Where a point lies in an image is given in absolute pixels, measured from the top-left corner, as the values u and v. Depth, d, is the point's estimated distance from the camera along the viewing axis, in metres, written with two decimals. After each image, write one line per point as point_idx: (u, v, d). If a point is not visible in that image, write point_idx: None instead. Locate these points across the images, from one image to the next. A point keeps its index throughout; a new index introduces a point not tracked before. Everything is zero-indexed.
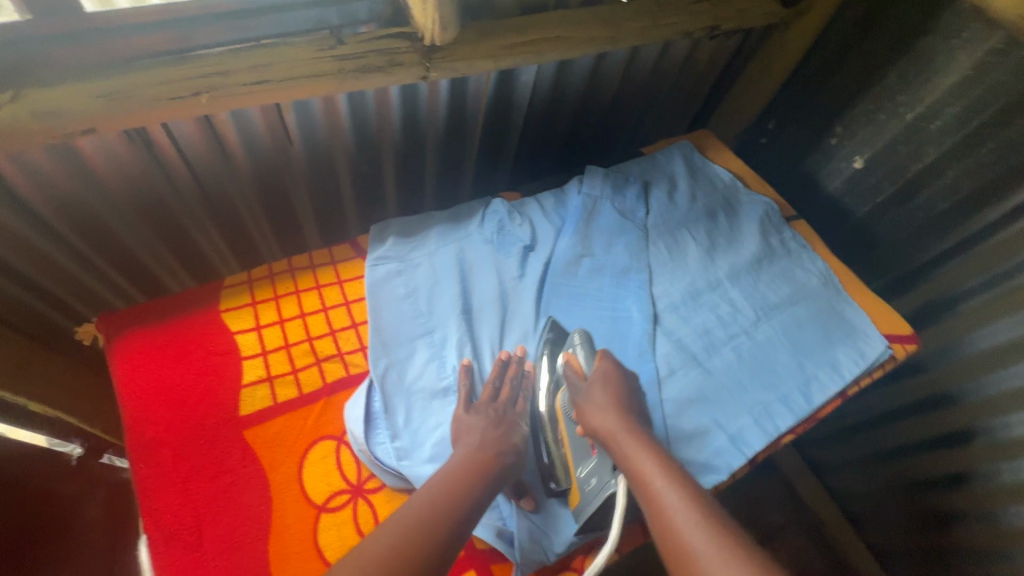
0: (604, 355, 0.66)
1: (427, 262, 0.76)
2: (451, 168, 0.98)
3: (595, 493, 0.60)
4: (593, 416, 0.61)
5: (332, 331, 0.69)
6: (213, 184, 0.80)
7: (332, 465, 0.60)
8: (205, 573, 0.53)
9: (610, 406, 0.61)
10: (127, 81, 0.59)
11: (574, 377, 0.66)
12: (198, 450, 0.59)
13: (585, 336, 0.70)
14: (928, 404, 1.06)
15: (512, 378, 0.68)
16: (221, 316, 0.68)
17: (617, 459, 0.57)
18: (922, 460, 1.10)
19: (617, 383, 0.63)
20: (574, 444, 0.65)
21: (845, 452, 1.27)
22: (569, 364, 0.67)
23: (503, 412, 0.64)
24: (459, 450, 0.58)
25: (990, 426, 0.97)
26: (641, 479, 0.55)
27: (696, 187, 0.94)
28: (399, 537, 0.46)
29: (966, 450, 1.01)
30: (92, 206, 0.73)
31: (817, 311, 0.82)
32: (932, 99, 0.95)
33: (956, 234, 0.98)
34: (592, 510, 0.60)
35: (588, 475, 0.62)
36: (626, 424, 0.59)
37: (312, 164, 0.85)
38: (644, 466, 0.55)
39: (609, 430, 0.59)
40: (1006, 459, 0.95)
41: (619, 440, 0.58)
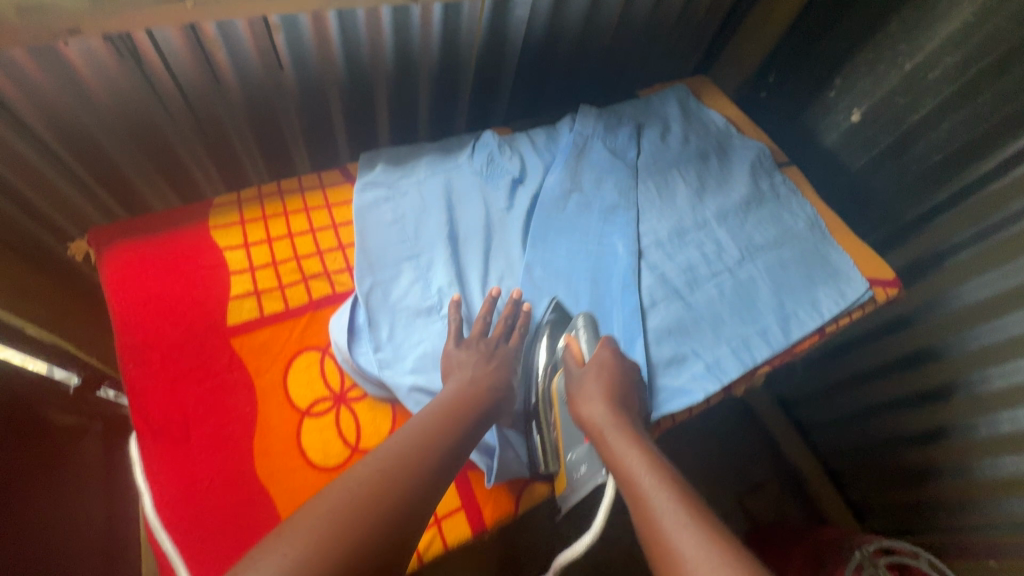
0: (605, 343, 0.66)
1: (415, 189, 0.76)
2: (445, 105, 0.98)
3: (584, 481, 0.62)
4: (583, 408, 0.62)
5: (319, 252, 0.70)
6: (204, 108, 0.79)
7: (317, 374, 0.62)
8: (192, 465, 0.55)
9: (600, 397, 0.61)
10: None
11: (572, 362, 0.66)
12: (186, 355, 0.60)
13: (591, 322, 0.70)
14: (911, 360, 1.08)
15: (506, 317, 0.68)
16: (209, 234, 0.69)
17: (603, 454, 0.57)
18: (904, 416, 1.12)
19: (611, 375, 0.63)
20: (567, 429, 0.65)
21: (827, 407, 1.30)
22: (569, 349, 0.67)
23: (492, 348, 0.64)
24: (451, 383, 0.59)
25: (969, 381, 0.99)
26: (625, 472, 0.54)
27: (689, 129, 0.94)
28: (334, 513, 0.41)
29: (946, 404, 1.03)
30: (80, 121, 0.73)
31: (802, 253, 0.83)
32: (932, 47, 0.93)
33: (949, 187, 0.98)
34: (578, 497, 0.63)
35: (578, 463, 0.64)
36: (616, 417, 0.59)
37: (304, 92, 0.84)
38: (628, 460, 0.55)
39: (597, 423, 0.59)
40: (985, 413, 0.98)
41: (606, 433, 0.58)
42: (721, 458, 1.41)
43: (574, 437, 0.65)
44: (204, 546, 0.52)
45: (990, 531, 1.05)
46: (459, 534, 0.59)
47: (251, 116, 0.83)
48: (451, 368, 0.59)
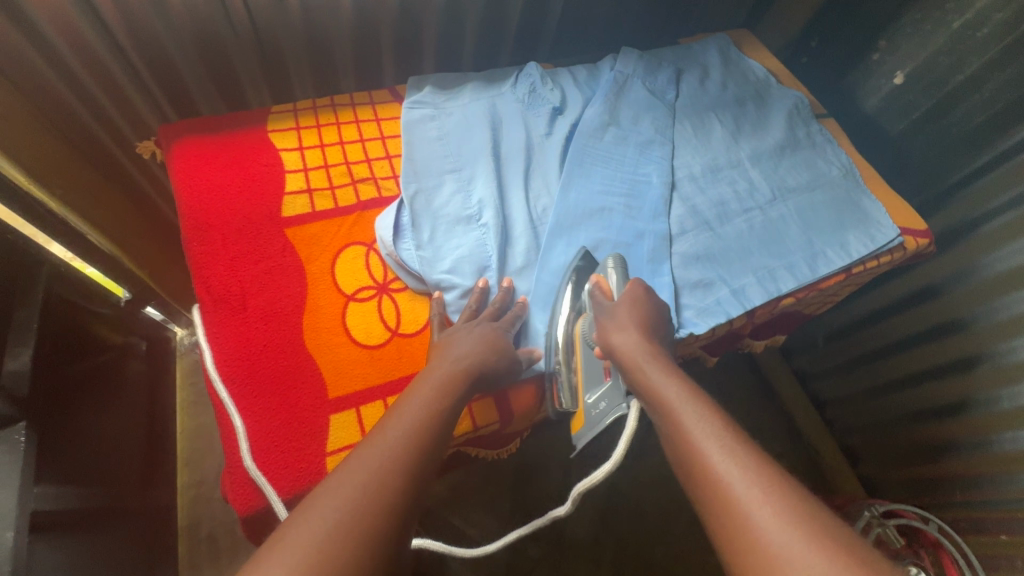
0: (637, 281, 0.64)
1: (460, 110, 0.80)
2: (488, 44, 1.01)
3: (600, 418, 0.60)
4: (614, 336, 0.59)
5: (368, 159, 0.74)
6: (267, 28, 0.84)
7: (362, 265, 0.66)
8: (248, 332, 0.60)
9: (633, 327, 0.59)
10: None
11: (601, 298, 0.64)
12: (244, 238, 0.65)
13: (620, 262, 0.67)
14: (938, 330, 1.07)
15: (496, 304, 0.66)
16: (268, 136, 0.73)
17: (635, 382, 0.55)
18: (928, 388, 1.12)
19: (644, 307, 0.61)
20: (587, 372, 0.64)
21: (847, 379, 1.30)
22: (597, 284, 0.65)
23: (474, 327, 0.62)
24: (435, 365, 0.57)
25: (995, 351, 0.99)
26: (659, 399, 0.53)
27: (729, 76, 0.95)
28: (374, 475, 0.43)
29: (969, 376, 1.03)
30: (154, 28, 0.78)
31: (834, 197, 0.84)
32: (982, 4, 0.92)
33: (988, 152, 0.97)
34: (597, 431, 0.60)
35: (597, 401, 0.62)
36: (649, 347, 0.57)
37: (359, 20, 0.88)
38: (665, 387, 0.53)
39: (629, 351, 0.57)
40: (1007, 384, 0.98)
41: (641, 361, 0.56)
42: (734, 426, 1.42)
43: (594, 378, 0.64)
44: (257, 401, 0.57)
45: (1001, 506, 1.05)
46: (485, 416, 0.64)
47: (307, 39, 0.88)
48: (438, 353, 0.57)
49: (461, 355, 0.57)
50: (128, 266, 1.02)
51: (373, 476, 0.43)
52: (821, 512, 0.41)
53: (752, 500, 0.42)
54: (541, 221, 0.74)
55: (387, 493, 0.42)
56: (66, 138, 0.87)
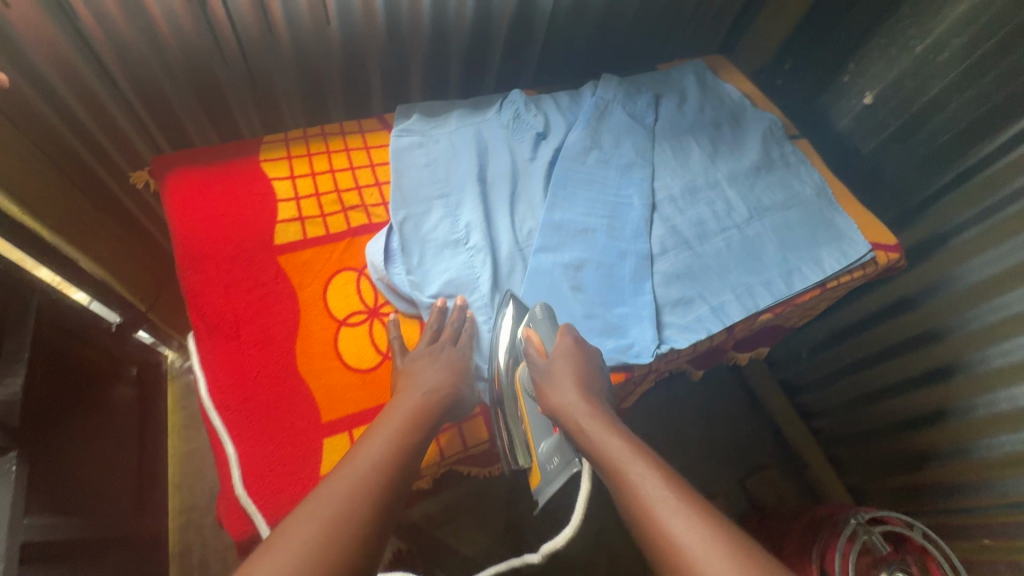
0: (567, 331, 0.66)
1: (447, 138, 0.82)
2: (473, 72, 1.04)
3: (559, 473, 0.65)
4: (554, 396, 0.63)
5: (358, 187, 0.76)
6: (257, 62, 0.87)
7: (353, 290, 0.68)
8: (242, 358, 0.62)
9: (569, 384, 0.62)
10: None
11: (535, 355, 0.66)
12: (237, 266, 0.67)
13: (547, 310, 0.68)
14: (916, 340, 1.11)
15: (454, 323, 0.67)
16: (261, 165, 0.75)
17: (579, 437, 0.60)
18: (908, 396, 1.15)
19: (577, 360, 0.64)
20: (535, 424, 0.68)
21: (832, 388, 1.33)
22: (530, 343, 0.67)
23: (438, 351, 0.64)
24: (407, 392, 0.59)
25: (970, 360, 1.02)
26: (601, 455, 0.57)
27: (705, 100, 0.99)
28: (335, 508, 0.44)
29: (947, 383, 1.07)
30: (148, 62, 0.81)
31: (808, 215, 0.88)
32: (941, 30, 0.97)
33: (955, 167, 1.01)
34: (553, 490, 0.65)
35: (549, 456, 0.66)
36: (586, 403, 0.61)
37: (347, 51, 0.91)
38: (603, 442, 0.58)
39: (569, 410, 0.61)
40: (984, 391, 1.01)
41: (580, 421, 0.60)
42: (724, 438, 1.44)
43: (542, 430, 0.68)
44: (249, 427, 0.58)
45: (985, 511, 1.07)
46: (452, 442, 0.66)
47: (297, 70, 0.91)
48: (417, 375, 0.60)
49: (431, 386, 0.60)
50: (113, 284, 1.03)
51: (334, 508, 0.45)
52: (754, 556, 0.45)
53: (693, 553, 0.46)
54: (527, 243, 0.76)
55: (343, 525, 0.43)
56: (50, 163, 0.86)
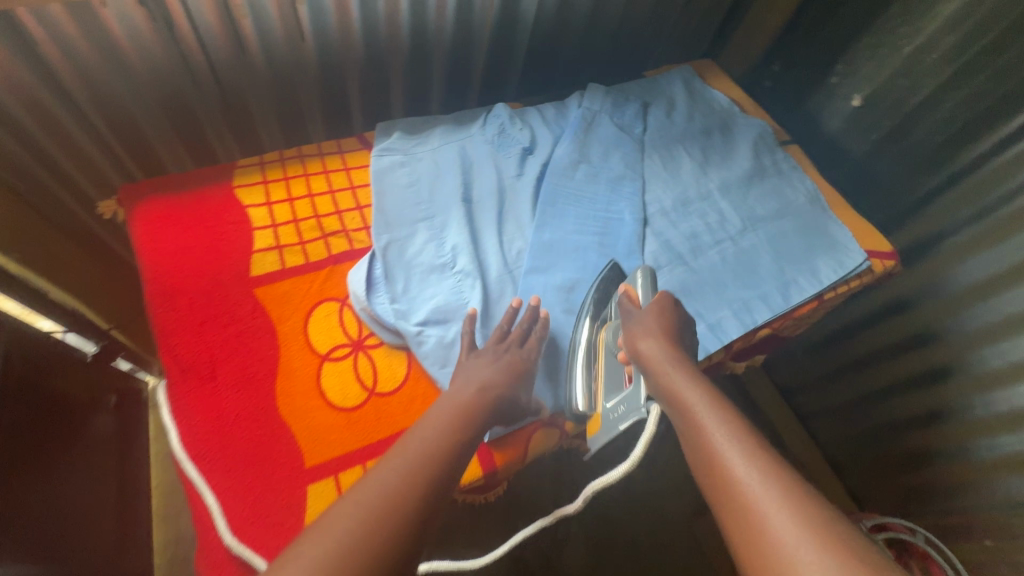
0: (665, 292, 0.64)
1: (430, 156, 0.79)
2: (458, 83, 1.01)
3: (615, 423, 0.59)
4: (639, 341, 0.59)
5: (338, 211, 0.73)
6: (230, 80, 0.83)
7: (335, 322, 0.65)
8: (217, 400, 0.58)
9: (658, 334, 0.58)
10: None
11: (628, 305, 0.65)
12: (211, 300, 0.63)
13: (649, 273, 0.67)
14: (911, 342, 1.10)
15: (524, 323, 0.66)
16: (234, 192, 0.72)
17: (658, 385, 0.55)
18: (905, 398, 1.14)
19: (670, 314, 0.61)
20: (609, 379, 0.65)
21: (829, 391, 1.32)
22: (626, 294, 0.67)
23: (504, 351, 0.62)
24: (463, 390, 0.56)
25: (967, 361, 1.01)
26: (681, 402, 0.53)
27: (694, 108, 0.97)
28: (353, 524, 0.41)
29: (944, 385, 1.06)
30: (114, 85, 0.77)
31: (802, 224, 0.86)
32: (932, 29, 0.96)
33: (948, 167, 1.00)
34: (609, 437, 0.59)
35: (615, 405, 0.61)
36: (673, 352, 0.57)
37: (325, 67, 0.87)
38: (685, 389, 0.53)
39: (653, 355, 0.57)
40: (983, 393, 1.00)
41: (664, 367, 0.55)
42: None
43: (614, 385, 0.64)
44: (228, 474, 0.55)
45: (985, 513, 1.06)
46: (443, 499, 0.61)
47: (272, 88, 0.87)
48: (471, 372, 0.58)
49: (487, 390, 0.57)
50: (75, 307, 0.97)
51: (353, 524, 0.41)
52: (852, 544, 0.39)
53: (783, 528, 0.41)
54: (516, 265, 0.74)
55: (363, 538, 0.40)
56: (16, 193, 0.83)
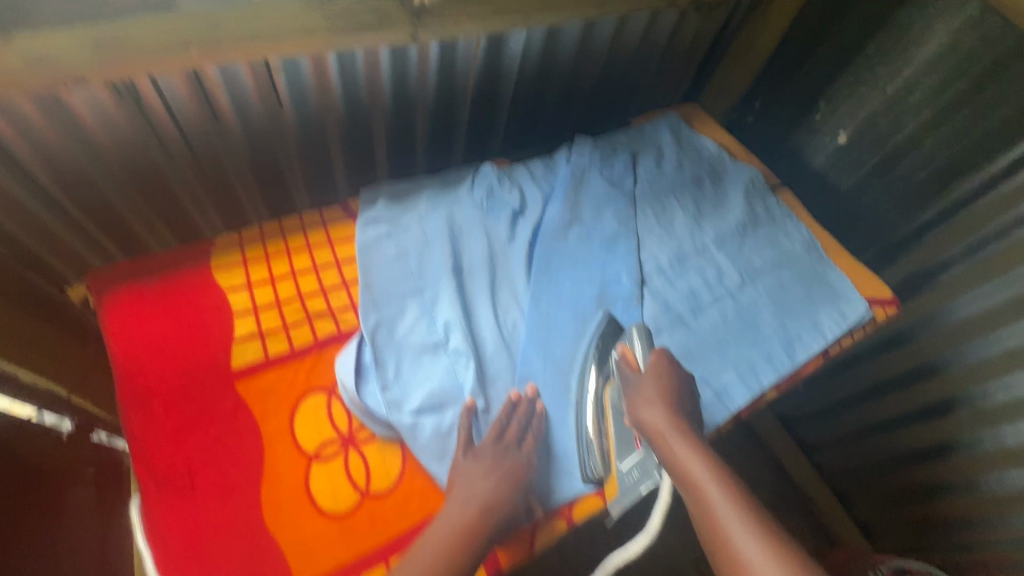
0: (662, 351, 0.65)
1: (417, 225, 0.77)
2: (440, 136, 0.99)
3: (635, 487, 0.60)
4: (641, 410, 0.61)
5: (323, 290, 0.69)
6: (204, 150, 0.80)
7: (323, 416, 0.61)
8: (197, 516, 0.54)
9: (660, 402, 0.60)
10: (127, 22, 0.56)
11: (627, 370, 0.66)
12: (189, 401, 0.59)
13: (645, 331, 0.72)
14: (911, 376, 1.08)
15: (520, 419, 0.63)
16: (211, 275, 0.68)
17: (663, 455, 0.57)
18: (908, 432, 1.12)
19: (669, 379, 0.63)
20: (619, 440, 0.64)
21: (831, 424, 1.29)
22: (625, 356, 0.67)
23: (502, 455, 0.59)
24: (464, 505, 0.55)
25: (972, 395, 0.99)
26: (686, 474, 0.55)
27: (683, 156, 0.96)
28: None
29: (949, 419, 1.04)
30: (82, 168, 0.73)
31: (800, 274, 0.84)
32: (911, 70, 0.96)
33: (937, 204, 0.99)
34: (629, 502, 0.60)
35: (630, 468, 0.62)
36: (675, 420, 0.59)
37: (303, 129, 0.85)
38: (690, 460, 0.55)
39: (657, 425, 0.59)
40: (990, 426, 0.98)
41: (669, 439, 0.58)
42: None
43: (624, 445, 0.64)
44: None
45: (999, 548, 1.03)
46: None
47: (250, 155, 0.84)
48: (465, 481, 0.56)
49: (484, 508, 0.55)
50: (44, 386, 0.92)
51: None
52: None
53: None
54: (512, 337, 0.71)
55: None
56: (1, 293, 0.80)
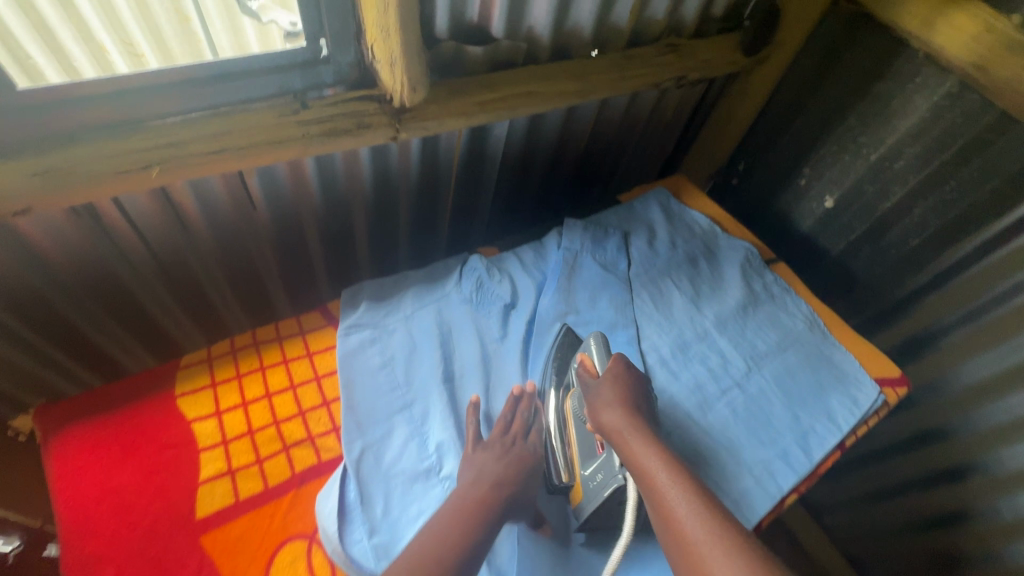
0: (618, 356, 0.64)
1: (403, 327, 0.72)
2: (423, 218, 0.96)
3: (599, 492, 0.58)
4: (601, 414, 0.59)
5: (302, 412, 0.63)
6: (170, 256, 0.74)
7: (302, 571, 0.53)
8: None
9: (618, 405, 0.58)
10: (82, 147, 0.52)
11: (585, 376, 0.63)
12: (147, 566, 0.52)
13: (602, 338, 0.67)
14: (919, 440, 1.05)
15: (524, 411, 0.66)
16: (175, 404, 0.62)
17: (624, 457, 0.56)
18: (920, 498, 1.07)
19: (627, 380, 0.61)
20: (581, 444, 0.62)
21: (838, 486, 1.24)
22: (581, 363, 0.65)
23: (510, 444, 0.62)
24: (467, 484, 0.56)
25: (985, 462, 0.95)
26: (646, 475, 0.53)
27: (675, 233, 0.93)
28: None
29: (963, 486, 0.99)
30: (33, 287, 0.67)
31: (807, 357, 0.80)
32: (893, 140, 0.94)
33: (930, 269, 0.97)
34: (594, 507, 0.58)
35: (593, 472, 0.60)
36: (633, 420, 0.57)
37: (278, 225, 0.80)
38: (649, 461, 0.54)
39: (617, 428, 0.57)
40: (1004, 495, 0.94)
41: (628, 438, 0.56)
42: None
43: (586, 450, 0.62)
44: None
45: None
46: None
47: (221, 255, 0.79)
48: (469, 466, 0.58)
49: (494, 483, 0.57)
50: None
51: None
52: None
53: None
54: None
55: None
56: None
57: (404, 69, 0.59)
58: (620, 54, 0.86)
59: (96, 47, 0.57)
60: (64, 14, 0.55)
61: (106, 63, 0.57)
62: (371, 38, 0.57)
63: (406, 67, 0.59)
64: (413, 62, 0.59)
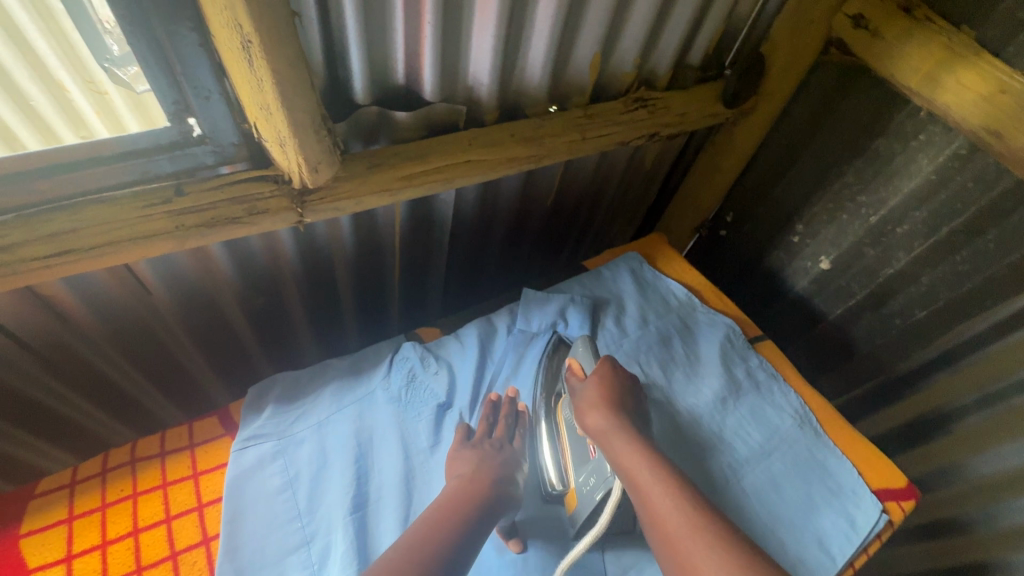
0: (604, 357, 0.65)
1: (313, 437, 0.61)
2: (370, 281, 0.86)
3: (592, 494, 0.57)
4: (587, 416, 0.60)
5: (173, 554, 0.53)
6: (59, 349, 0.65)
7: None
8: None
9: (601, 406, 0.59)
10: None
11: (574, 378, 0.65)
12: None
13: (590, 340, 0.68)
14: (934, 528, 0.93)
15: (508, 418, 0.65)
16: (22, 547, 0.53)
17: (608, 456, 0.56)
18: None
19: (609, 382, 0.62)
20: (575, 454, 0.63)
21: None
22: (570, 367, 0.66)
23: (499, 444, 0.62)
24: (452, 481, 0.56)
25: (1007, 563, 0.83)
26: (632, 476, 0.53)
27: (646, 306, 0.82)
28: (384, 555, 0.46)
29: None
30: None
31: (796, 464, 0.68)
32: (896, 202, 0.80)
33: (941, 342, 0.82)
34: (589, 511, 0.57)
35: (587, 477, 0.60)
36: (618, 419, 0.58)
37: (187, 305, 0.70)
38: (634, 461, 0.54)
39: (602, 430, 0.58)
40: None
41: (611, 435, 0.57)
42: None
43: (580, 457, 0.62)
44: None
45: None
46: None
47: (122, 343, 0.69)
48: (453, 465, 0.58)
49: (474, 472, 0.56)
50: None
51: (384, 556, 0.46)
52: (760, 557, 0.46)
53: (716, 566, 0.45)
54: None
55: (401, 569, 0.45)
56: None
57: (299, 150, 0.50)
58: (580, 112, 0.75)
59: (52, 84, 0.48)
60: (17, 53, 0.45)
61: (71, 109, 0.50)
62: (253, 116, 0.49)
63: (301, 150, 0.50)
64: (307, 143, 0.50)
